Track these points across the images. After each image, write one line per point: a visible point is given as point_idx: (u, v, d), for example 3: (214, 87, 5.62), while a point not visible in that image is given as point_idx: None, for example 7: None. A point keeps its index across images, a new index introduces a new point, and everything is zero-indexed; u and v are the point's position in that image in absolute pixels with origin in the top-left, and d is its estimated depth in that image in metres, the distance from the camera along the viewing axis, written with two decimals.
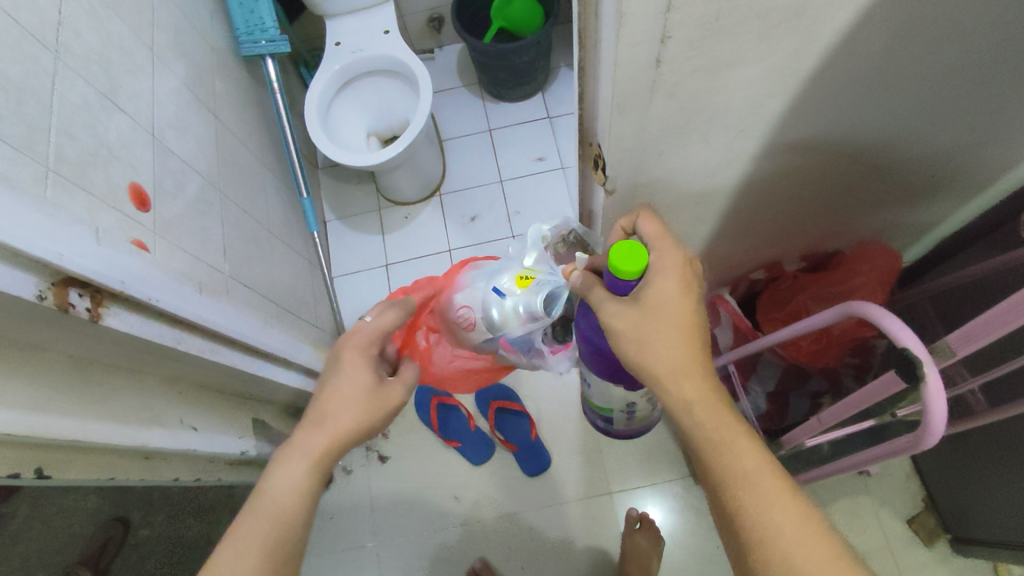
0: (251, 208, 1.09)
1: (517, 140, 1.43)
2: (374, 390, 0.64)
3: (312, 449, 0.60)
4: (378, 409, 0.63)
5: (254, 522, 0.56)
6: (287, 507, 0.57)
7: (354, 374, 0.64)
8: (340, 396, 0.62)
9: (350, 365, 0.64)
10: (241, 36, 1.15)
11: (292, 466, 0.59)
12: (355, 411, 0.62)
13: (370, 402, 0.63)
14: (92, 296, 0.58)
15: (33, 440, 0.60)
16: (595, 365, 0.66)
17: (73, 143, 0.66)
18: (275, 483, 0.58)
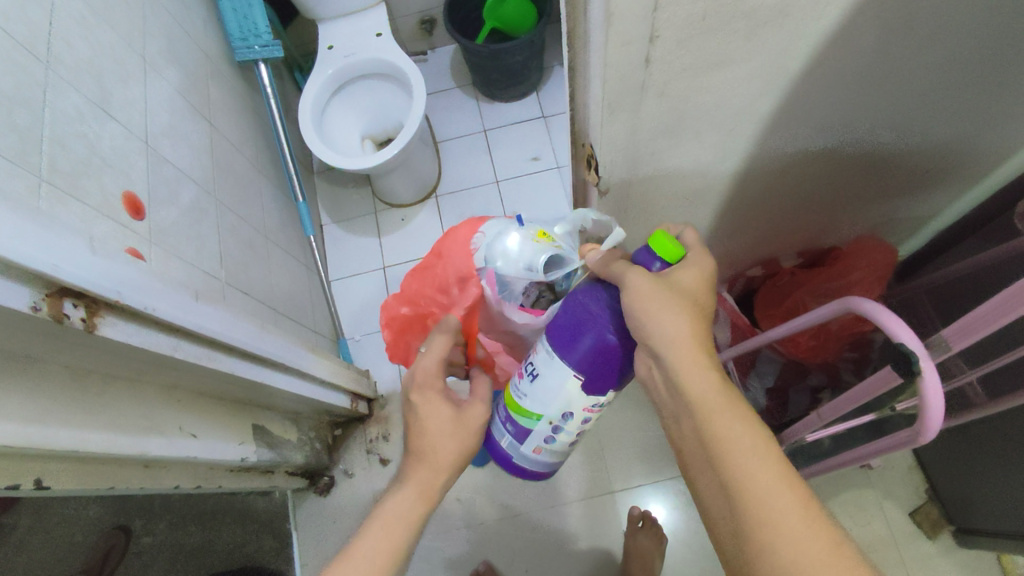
0: (246, 214, 1.08)
1: (512, 140, 1.42)
2: (458, 418, 0.62)
3: (420, 479, 0.61)
4: (466, 436, 0.62)
5: (367, 554, 0.56)
6: (397, 538, 0.58)
7: (435, 408, 0.62)
8: (428, 432, 0.61)
9: (427, 399, 0.63)
10: (234, 41, 1.14)
11: (402, 504, 0.59)
12: (448, 441, 0.61)
13: (460, 430, 0.62)
14: (87, 307, 0.58)
15: (33, 452, 0.60)
16: (565, 344, 0.54)
17: (66, 153, 0.66)
18: (382, 515, 0.59)
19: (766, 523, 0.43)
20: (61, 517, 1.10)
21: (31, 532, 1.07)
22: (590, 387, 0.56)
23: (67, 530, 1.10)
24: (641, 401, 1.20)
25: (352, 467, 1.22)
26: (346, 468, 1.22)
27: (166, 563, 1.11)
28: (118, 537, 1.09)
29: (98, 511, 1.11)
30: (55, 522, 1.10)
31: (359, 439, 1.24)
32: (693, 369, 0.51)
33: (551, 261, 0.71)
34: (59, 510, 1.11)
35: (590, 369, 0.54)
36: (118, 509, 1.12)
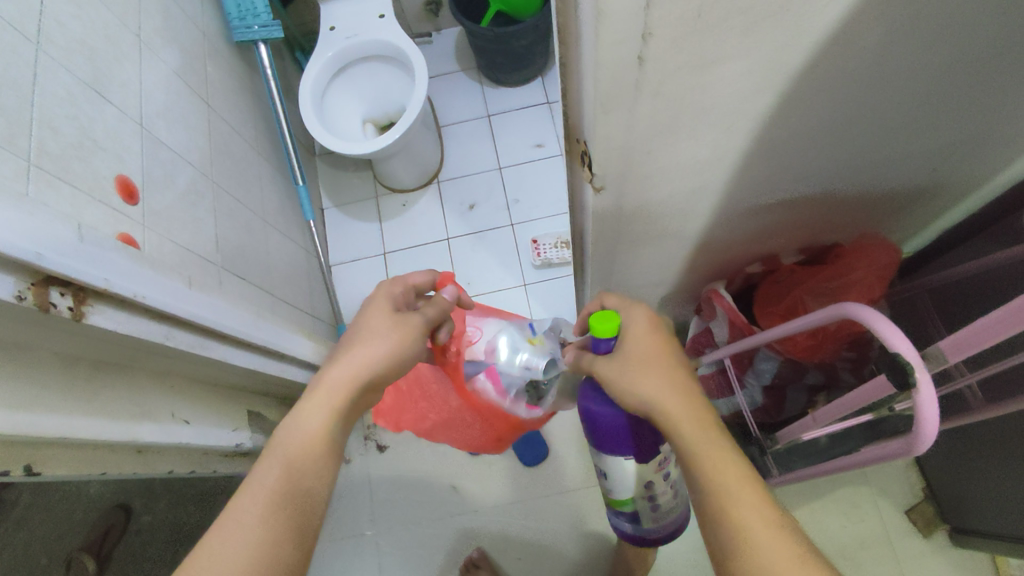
0: (244, 197, 1.07)
1: (516, 126, 1.40)
2: (398, 322, 0.66)
3: (336, 392, 0.59)
4: (412, 342, 0.66)
5: (276, 469, 0.53)
6: (307, 450, 0.55)
7: (375, 314, 0.66)
8: (363, 337, 0.63)
9: (372, 311, 0.66)
10: (232, 21, 1.12)
11: (317, 410, 0.57)
12: (393, 351, 0.63)
13: (403, 333, 0.65)
14: (74, 295, 0.58)
15: (20, 438, 0.59)
16: (607, 443, 0.66)
17: (55, 135, 0.65)
18: (292, 431, 0.56)
19: (740, 527, 0.47)
20: (62, 494, 1.13)
21: (31, 509, 1.10)
22: (640, 452, 0.66)
23: (67, 508, 1.12)
24: None
25: (350, 453, 1.22)
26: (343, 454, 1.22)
27: (165, 541, 1.11)
28: (117, 516, 1.10)
29: (99, 490, 1.13)
30: (56, 499, 1.13)
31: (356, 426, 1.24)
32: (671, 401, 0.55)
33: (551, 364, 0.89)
34: (60, 488, 1.14)
35: (631, 446, 0.65)
36: (118, 488, 1.14)
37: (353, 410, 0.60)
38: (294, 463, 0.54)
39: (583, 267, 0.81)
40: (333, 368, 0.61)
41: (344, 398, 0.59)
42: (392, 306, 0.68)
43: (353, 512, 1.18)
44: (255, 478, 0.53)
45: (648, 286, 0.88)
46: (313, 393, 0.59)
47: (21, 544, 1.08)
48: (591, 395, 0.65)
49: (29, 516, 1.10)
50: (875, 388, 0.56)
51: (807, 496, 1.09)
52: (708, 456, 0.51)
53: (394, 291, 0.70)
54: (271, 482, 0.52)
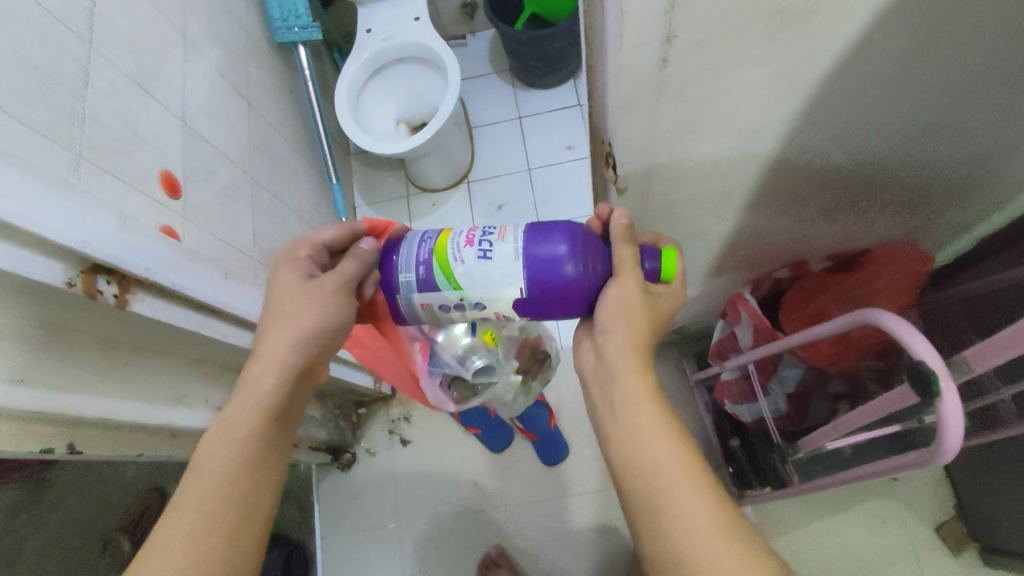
0: (280, 193, 1.11)
1: (546, 128, 1.41)
2: (310, 290, 0.60)
3: (257, 389, 0.56)
4: (333, 307, 0.60)
5: (199, 493, 0.52)
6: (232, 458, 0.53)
7: (285, 284, 0.60)
8: (276, 319, 0.59)
9: (282, 281, 0.61)
10: (274, 23, 1.15)
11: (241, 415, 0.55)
12: (310, 327, 0.59)
13: (317, 303, 0.59)
14: (118, 283, 0.61)
15: (63, 418, 0.63)
16: (535, 275, 0.54)
17: (102, 131, 0.69)
18: (219, 438, 0.54)
19: (674, 511, 0.44)
20: None
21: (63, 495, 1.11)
22: (526, 306, 0.56)
23: None
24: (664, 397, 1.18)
25: (375, 446, 1.24)
26: (369, 447, 1.24)
27: None
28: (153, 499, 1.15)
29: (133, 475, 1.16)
30: None
31: (382, 419, 1.27)
32: (629, 380, 0.51)
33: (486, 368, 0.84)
34: None
35: (537, 296, 0.55)
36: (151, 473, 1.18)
37: (284, 403, 0.58)
38: (225, 471, 0.53)
39: None
40: (253, 364, 0.57)
41: (267, 393, 0.56)
42: (302, 275, 0.61)
43: (376, 504, 1.20)
44: (188, 493, 0.52)
45: None
46: (237, 396, 0.56)
47: (52, 529, 1.08)
48: (589, 253, 0.55)
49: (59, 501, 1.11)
50: (897, 397, 0.55)
51: (832, 508, 1.07)
52: (654, 440, 0.48)
53: (301, 255, 0.62)
54: (196, 508, 0.51)
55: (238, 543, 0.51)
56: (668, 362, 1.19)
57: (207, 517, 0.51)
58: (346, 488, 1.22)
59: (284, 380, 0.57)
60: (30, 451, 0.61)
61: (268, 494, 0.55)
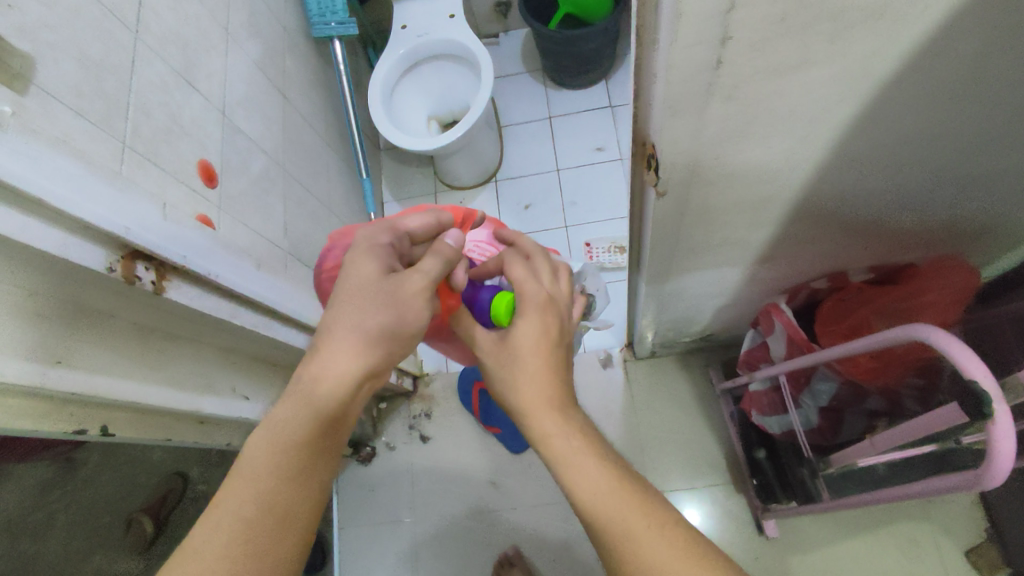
0: (312, 186, 1.11)
1: (576, 129, 1.40)
2: (394, 288, 0.56)
3: (314, 391, 0.53)
4: (412, 311, 0.57)
5: (244, 498, 0.51)
6: (285, 462, 0.52)
7: (363, 278, 0.57)
8: (352, 314, 0.56)
9: (359, 276, 0.57)
10: (312, 18, 1.16)
11: (301, 416, 0.53)
12: (385, 329, 0.55)
13: (393, 304, 0.56)
14: (156, 270, 0.62)
15: (96, 400, 0.64)
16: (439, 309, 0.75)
17: (148, 121, 0.70)
18: (268, 437, 0.52)
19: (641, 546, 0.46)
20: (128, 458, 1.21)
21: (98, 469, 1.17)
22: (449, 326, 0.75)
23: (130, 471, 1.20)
24: (688, 405, 1.17)
25: (394, 441, 1.25)
26: (388, 441, 1.25)
27: None
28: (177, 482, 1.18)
29: (162, 456, 1.20)
30: None
31: (402, 414, 1.27)
32: (542, 417, 0.55)
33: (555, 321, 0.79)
34: None
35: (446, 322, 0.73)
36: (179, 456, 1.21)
37: (348, 408, 0.55)
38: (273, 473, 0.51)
39: (640, 270, 0.80)
40: (314, 362, 0.54)
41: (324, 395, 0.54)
42: (379, 269, 0.58)
43: (393, 499, 1.20)
44: (229, 494, 0.51)
45: (704, 294, 0.87)
46: (291, 395, 0.54)
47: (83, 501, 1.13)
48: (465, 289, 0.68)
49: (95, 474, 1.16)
50: (944, 416, 0.53)
51: (858, 526, 1.05)
52: (592, 481, 0.50)
53: (380, 241, 0.62)
54: (239, 514, 0.50)
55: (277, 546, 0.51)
56: (693, 370, 1.18)
57: (247, 521, 0.50)
58: (364, 482, 1.22)
59: (347, 386, 0.54)
60: (64, 431, 0.62)
61: (313, 495, 0.54)
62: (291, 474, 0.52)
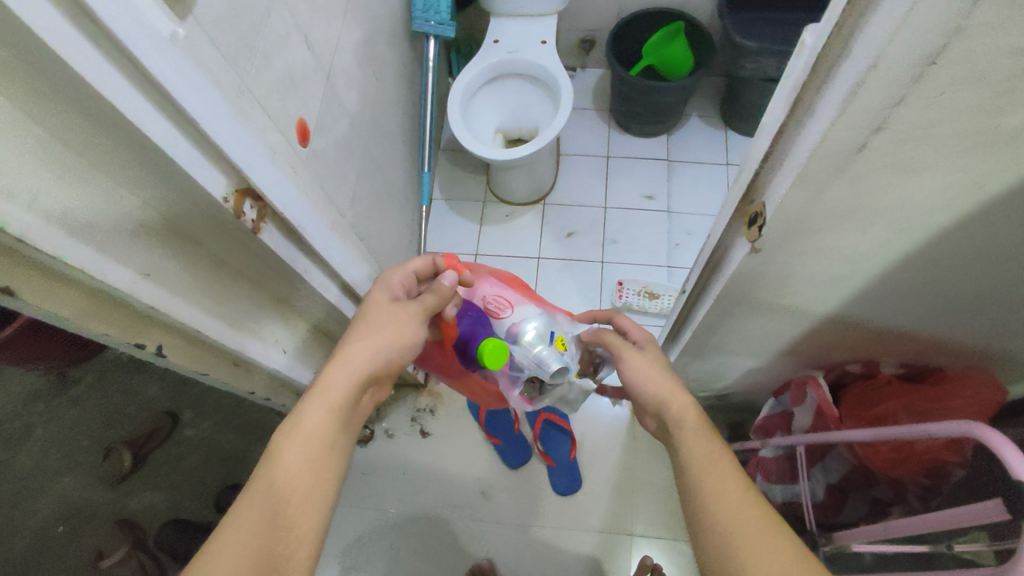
0: (380, 167, 1.15)
1: (631, 173, 1.45)
2: (394, 311, 0.70)
3: (332, 391, 0.62)
4: (409, 326, 0.69)
5: (273, 479, 0.56)
6: (310, 450, 0.58)
7: (375, 308, 0.70)
8: (364, 332, 0.67)
9: (372, 307, 0.70)
10: (414, 11, 1.21)
11: (322, 412, 0.60)
12: (389, 342, 0.67)
13: (393, 323, 0.68)
14: (257, 211, 0.65)
15: (163, 320, 0.65)
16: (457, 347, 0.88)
17: (270, 71, 0.73)
18: (297, 434, 0.59)
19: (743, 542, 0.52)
20: (122, 387, 1.34)
21: (92, 389, 1.33)
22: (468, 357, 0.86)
23: (124, 400, 1.32)
24: None
25: (394, 429, 1.26)
26: (388, 429, 1.26)
27: (198, 458, 1.28)
28: (165, 422, 1.28)
29: (156, 393, 1.32)
30: (114, 389, 1.33)
31: (407, 405, 1.28)
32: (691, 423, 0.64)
33: (562, 369, 0.79)
34: (121, 380, 1.34)
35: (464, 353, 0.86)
36: (173, 397, 1.32)
37: (351, 411, 0.63)
38: (301, 464, 0.57)
39: (690, 316, 0.85)
40: (331, 369, 0.63)
41: (342, 395, 0.62)
42: (387, 300, 0.72)
43: (383, 485, 1.21)
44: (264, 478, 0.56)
45: (738, 352, 0.91)
46: (312, 393, 0.61)
47: (71, 419, 1.30)
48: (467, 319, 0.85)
49: (89, 394, 1.32)
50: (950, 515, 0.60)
51: None
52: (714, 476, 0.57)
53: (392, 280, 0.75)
54: (268, 492, 0.56)
55: (300, 529, 0.55)
56: None
57: (274, 500, 0.55)
58: (357, 463, 1.23)
59: (357, 386, 0.63)
60: (127, 342, 0.64)
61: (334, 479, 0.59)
62: (313, 463, 0.58)
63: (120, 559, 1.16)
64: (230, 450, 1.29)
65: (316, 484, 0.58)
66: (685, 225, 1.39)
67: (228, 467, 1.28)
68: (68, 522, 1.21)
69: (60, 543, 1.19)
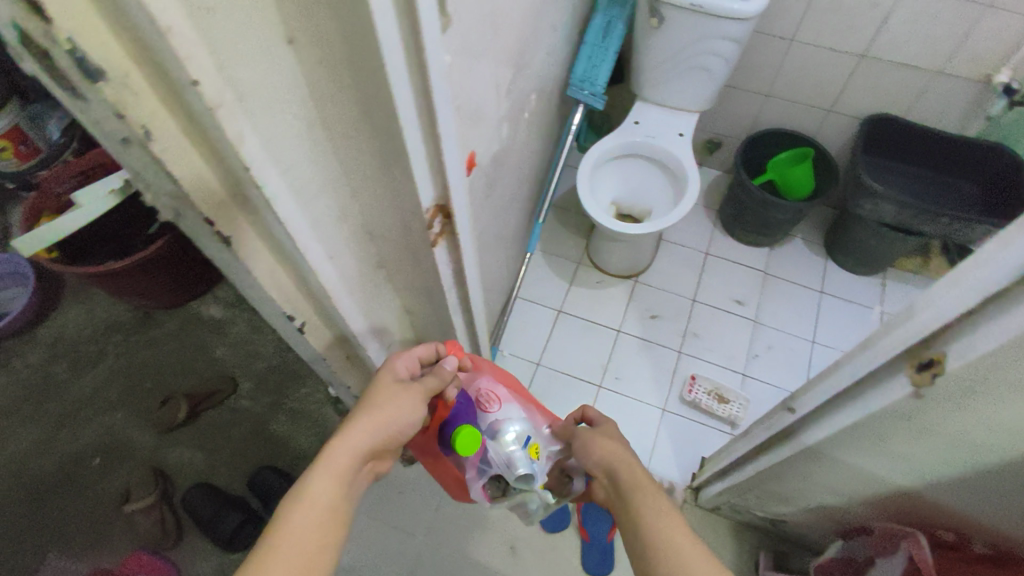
0: (508, 208, 1.20)
1: (725, 274, 1.48)
2: (399, 385, 0.71)
3: (338, 461, 0.60)
4: (411, 400, 0.69)
5: (280, 552, 0.52)
6: (317, 524, 0.55)
7: (381, 385, 0.70)
8: (369, 407, 0.67)
9: (379, 384, 0.71)
10: (572, 80, 1.28)
11: (327, 484, 0.58)
12: (391, 413, 0.67)
13: (399, 396, 0.69)
14: (442, 227, 0.67)
15: (323, 301, 0.68)
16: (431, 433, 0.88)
17: (477, 105, 0.79)
18: (306, 505, 0.56)
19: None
20: (196, 341, 1.36)
21: (169, 335, 1.36)
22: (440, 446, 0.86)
23: (193, 354, 1.34)
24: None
25: None
26: None
27: (243, 430, 1.26)
28: (227, 385, 1.29)
29: (225, 356, 1.34)
30: (188, 341, 1.36)
31: None
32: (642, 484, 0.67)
33: (527, 477, 0.80)
34: (195, 335, 1.37)
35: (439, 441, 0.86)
36: (238, 364, 1.33)
37: (352, 486, 0.61)
38: (310, 538, 0.54)
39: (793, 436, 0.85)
40: (336, 440, 0.62)
41: (347, 465, 0.60)
42: (395, 377, 0.72)
43: (415, 512, 1.20)
44: (271, 552, 0.52)
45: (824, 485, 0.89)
46: (318, 464, 0.59)
47: (140, 358, 1.33)
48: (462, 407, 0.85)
49: (164, 339, 1.35)
50: None
51: None
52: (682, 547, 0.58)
53: (400, 362, 0.76)
54: (273, 565, 0.51)
55: None
56: (744, 545, 1.17)
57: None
58: (396, 481, 1.22)
59: (360, 459, 0.62)
60: (286, 312, 0.67)
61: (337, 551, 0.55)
62: (318, 537, 0.54)
63: (145, 508, 1.14)
64: (276, 430, 1.27)
65: (321, 562, 0.53)
66: (767, 338, 1.39)
67: (270, 447, 1.25)
68: (104, 456, 1.22)
69: (91, 473, 1.19)
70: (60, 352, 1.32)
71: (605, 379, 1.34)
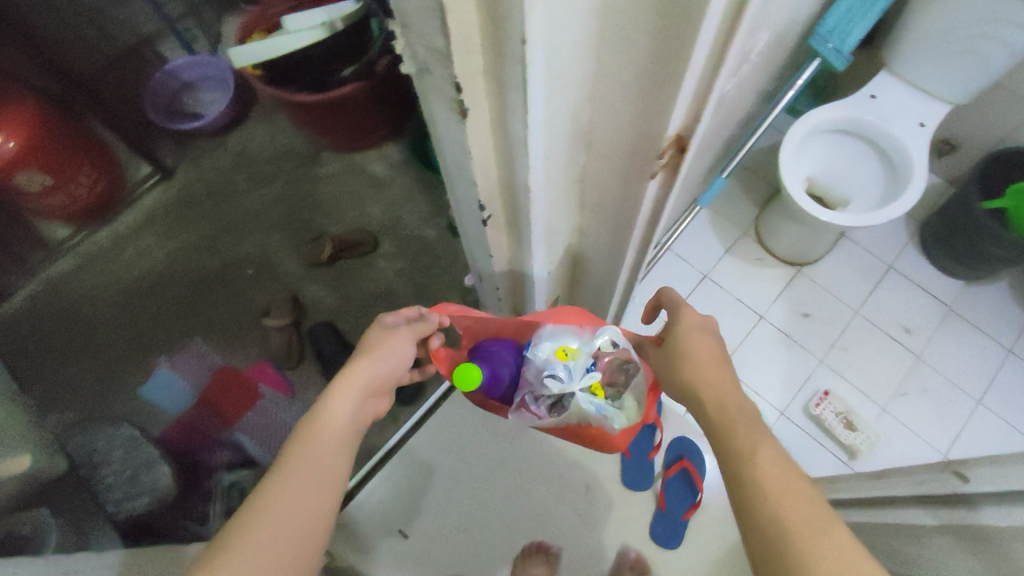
0: (702, 154, 1.09)
1: (903, 296, 1.31)
2: (396, 326, 0.68)
3: (341, 395, 0.59)
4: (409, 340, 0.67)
5: (287, 477, 0.52)
6: (325, 451, 0.55)
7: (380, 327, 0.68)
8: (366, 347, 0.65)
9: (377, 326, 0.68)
10: (818, 29, 1.10)
11: (331, 416, 0.57)
12: (391, 348, 0.65)
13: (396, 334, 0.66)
14: (669, 158, 0.59)
15: (518, 201, 0.65)
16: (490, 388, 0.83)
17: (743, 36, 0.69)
18: (312, 433, 0.55)
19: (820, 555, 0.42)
20: (351, 190, 1.40)
21: (331, 178, 1.41)
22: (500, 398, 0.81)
23: (346, 203, 1.39)
24: None
25: None
26: None
27: (372, 289, 1.31)
28: (368, 241, 1.33)
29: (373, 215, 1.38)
30: (346, 188, 1.40)
31: None
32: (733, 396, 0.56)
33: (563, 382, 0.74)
34: (352, 184, 1.40)
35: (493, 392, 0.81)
36: (382, 224, 1.36)
37: (358, 416, 0.60)
38: (317, 463, 0.54)
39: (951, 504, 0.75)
40: (339, 377, 0.60)
41: (349, 396, 0.59)
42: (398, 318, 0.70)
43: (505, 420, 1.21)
44: (280, 478, 0.52)
45: None
46: (322, 398, 0.58)
47: (303, 192, 1.40)
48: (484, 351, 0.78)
49: (326, 180, 1.40)
50: None
51: None
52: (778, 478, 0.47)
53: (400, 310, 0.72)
54: (280, 490, 0.51)
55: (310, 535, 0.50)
56: None
57: (288, 500, 0.51)
58: None
59: (363, 392, 0.60)
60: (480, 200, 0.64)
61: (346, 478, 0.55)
62: (325, 462, 0.54)
63: (280, 326, 1.25)
64: (401, 299, 1.30)
65: (328, 487, 0.53)
66: (924, 379, 1.24)
67: (390, 313, 1.29)
68: (254, 269, 1.33)
69: (243, 281, 1.32)
70: (242, 163, 1.41)
71: (730, 361, 1.26)
